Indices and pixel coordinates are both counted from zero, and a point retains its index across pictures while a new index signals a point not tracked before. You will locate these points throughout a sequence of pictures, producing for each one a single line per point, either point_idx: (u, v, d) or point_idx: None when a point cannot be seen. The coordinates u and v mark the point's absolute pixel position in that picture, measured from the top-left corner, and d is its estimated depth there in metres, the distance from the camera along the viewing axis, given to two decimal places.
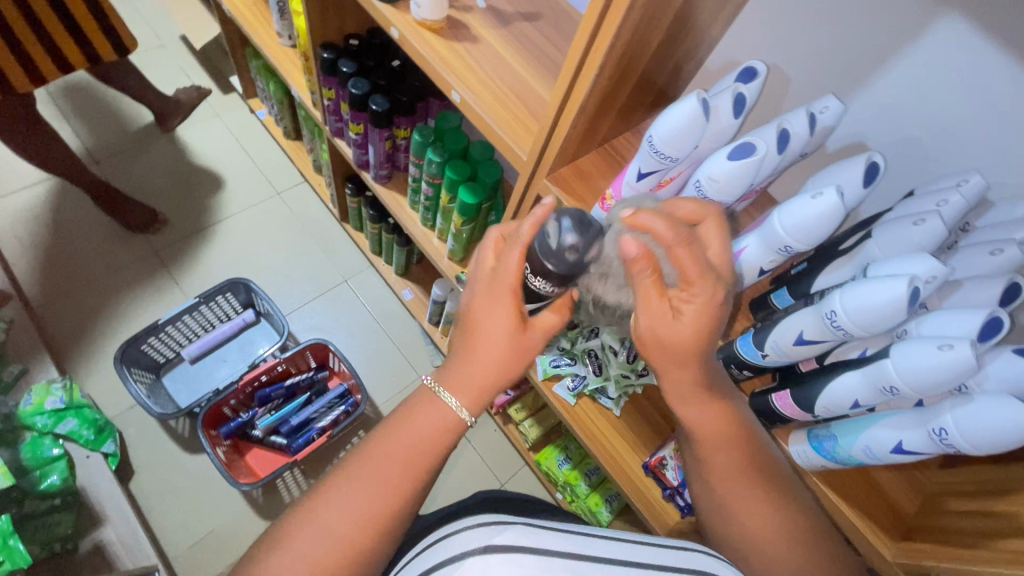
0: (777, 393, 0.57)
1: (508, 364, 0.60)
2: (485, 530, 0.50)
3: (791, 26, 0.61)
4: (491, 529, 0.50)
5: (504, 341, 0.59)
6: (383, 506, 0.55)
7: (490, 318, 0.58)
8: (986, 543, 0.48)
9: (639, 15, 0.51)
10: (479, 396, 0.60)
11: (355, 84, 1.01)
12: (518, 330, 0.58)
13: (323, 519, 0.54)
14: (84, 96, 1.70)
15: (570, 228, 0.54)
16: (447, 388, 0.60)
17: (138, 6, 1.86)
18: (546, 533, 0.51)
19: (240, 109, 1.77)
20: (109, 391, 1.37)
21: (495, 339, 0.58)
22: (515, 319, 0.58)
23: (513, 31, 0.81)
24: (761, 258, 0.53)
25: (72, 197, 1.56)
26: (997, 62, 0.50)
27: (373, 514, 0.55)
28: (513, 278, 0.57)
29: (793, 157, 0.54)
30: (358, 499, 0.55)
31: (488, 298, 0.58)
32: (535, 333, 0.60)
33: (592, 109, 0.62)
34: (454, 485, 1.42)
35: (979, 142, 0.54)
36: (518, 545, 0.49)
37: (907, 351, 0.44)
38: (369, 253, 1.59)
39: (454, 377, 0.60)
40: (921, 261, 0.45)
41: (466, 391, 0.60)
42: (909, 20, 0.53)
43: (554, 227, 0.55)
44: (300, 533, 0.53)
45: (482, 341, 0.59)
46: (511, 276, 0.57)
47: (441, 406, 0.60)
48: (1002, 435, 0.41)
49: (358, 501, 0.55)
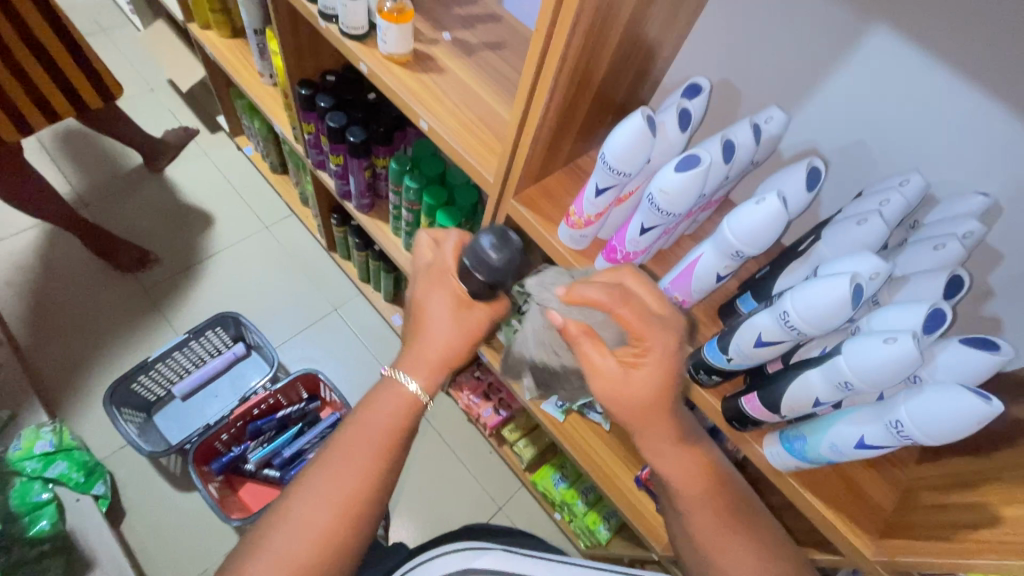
0: (745, 395, 0.57)
1: (455, 344, 0.65)
2: (463, 554, 0.51)
3: (734, 44, 0.64)
4: (468, 553, 0.51)
5: (444, 321, 0.64)
6: (345, 522, 0.56)
7: (432, 303, 0.64)
8: (954, 534, 0.49)
9: (585, 37, 0.54)
10: (434, 376, 0.65)
11: (332, 118, 1.05)
12: (461, 308, 0.64)
13: (284, 536, 0.54)
14: (75, 142, 1.74)
15: (491, 244, 0.56)
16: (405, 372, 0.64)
17: (127, 54, 1.92)
18: (521, 557, 0.52)
19: (227, 146, 1.81)
20: (99, 432, 1.36)
21: (438, 320, 0.64)
22: (452, 298, 0.64)
23: (479, 59, 0.84)
24: (716, 265, 0.55)
25: (61, 242, 1.58)
26: (927, 67, 0.53)
27: (338, 531, 0.55)
28: (451, 262, 0.65)
29: (742, 166, 0.56)
30: (318, 515, 0.55)
31: (426, 283, 0.65)
32: (474, 312, 0.64)
33: (551, 127, 0.64)
34: (450, 512, 1.41)
35: (918, 143, 0.57)
36: (495, 570, 0.50)
37: (858, 346, 0.45)
38: (357, 280, 1.61)
39: (408, 361, 0.64)
40: (864, 258, 0.46)
41: (417, 370, 0.64)
42: (842, 32, 0.56)
43: (483, 238, 0.56)
44: (265, 553, 0.53)
45: (432, 331, 0.64)
46: (449, 262, 0.65)
47: (399, 388, 0.63)
48: (953, 423, 0.42)
49: (318, 517, 0.55)
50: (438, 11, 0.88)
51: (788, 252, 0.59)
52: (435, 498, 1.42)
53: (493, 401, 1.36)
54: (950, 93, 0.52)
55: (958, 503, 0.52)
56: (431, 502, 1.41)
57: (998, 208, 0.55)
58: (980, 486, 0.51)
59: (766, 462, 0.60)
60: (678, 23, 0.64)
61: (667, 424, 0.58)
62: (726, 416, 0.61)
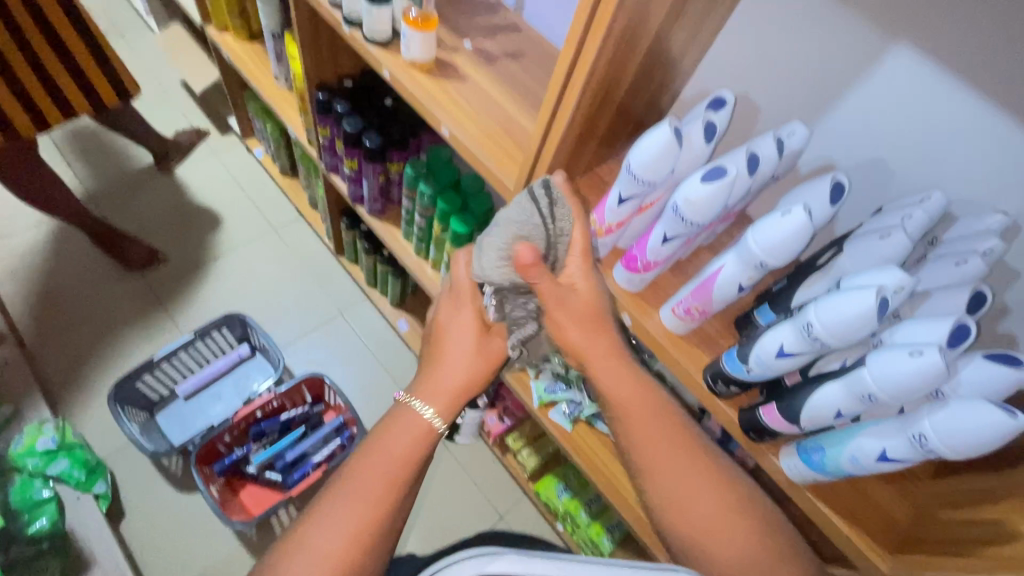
0: (764, 406, 0.57)
1: (473, 367, 0.70)
2: (480, 559, 0.52)
3: (756, 60, 0.65)
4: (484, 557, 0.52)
5: (462, 345, 0.69)
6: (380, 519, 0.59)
7: (453, 323, 0.70)
8: (973, 550, 0.49)
9: (614, 48, 0.55)
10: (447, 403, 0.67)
11: (349, 123, 1.06)
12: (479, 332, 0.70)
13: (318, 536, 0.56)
14: (87, 139, 1.74)
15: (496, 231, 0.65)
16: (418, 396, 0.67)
17: (142, 55, 1.94)
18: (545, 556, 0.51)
19: (238, 148, 1.82)
20: (101, 430, 1.35)
21: (458, 340, 0.70)
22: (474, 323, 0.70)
23: (498, 68, 0.86)
24: (737, 275, 0.55)
25: (70, 238, 1.58)
26: (948, 88, 0.54)
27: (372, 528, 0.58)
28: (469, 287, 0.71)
29: (765, 179, 0.57)
30: (354, 515, 0.58)
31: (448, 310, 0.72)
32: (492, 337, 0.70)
33: (574, 136, 0.65)
34: (451, 520, 1.40)
35: (939, 161, 0.58)
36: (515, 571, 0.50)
37: (882, 359, 0.46)
38: (363, 285, 1.61)
39: (425, 387, 0.68)
40: (889, 272, 0.47)
41: (434, 395, 0.67)
42: (865, 50, 0.57)
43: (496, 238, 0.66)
44: None
45: (446, 347, 0.70)
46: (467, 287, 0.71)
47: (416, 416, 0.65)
48: (979, 437, 0.43)
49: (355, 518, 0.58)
50: (460, 21, 0.90)
51: (808, 265, 0.59)
52: (437, 506, 1.41)
53: (497, 409, 1.35)
54: (973, 113, 0.53)
55: (976, 519, 0.52)
56: (433, 510, 1.40)
57: (1016, 228, 0.56)
58: (998, 502, 0.51)
59: (782, 473, 0.60)
60: (701, 37, 0.66)
61: (635, 387, 0.66)
62: (744, 427, 0.61)
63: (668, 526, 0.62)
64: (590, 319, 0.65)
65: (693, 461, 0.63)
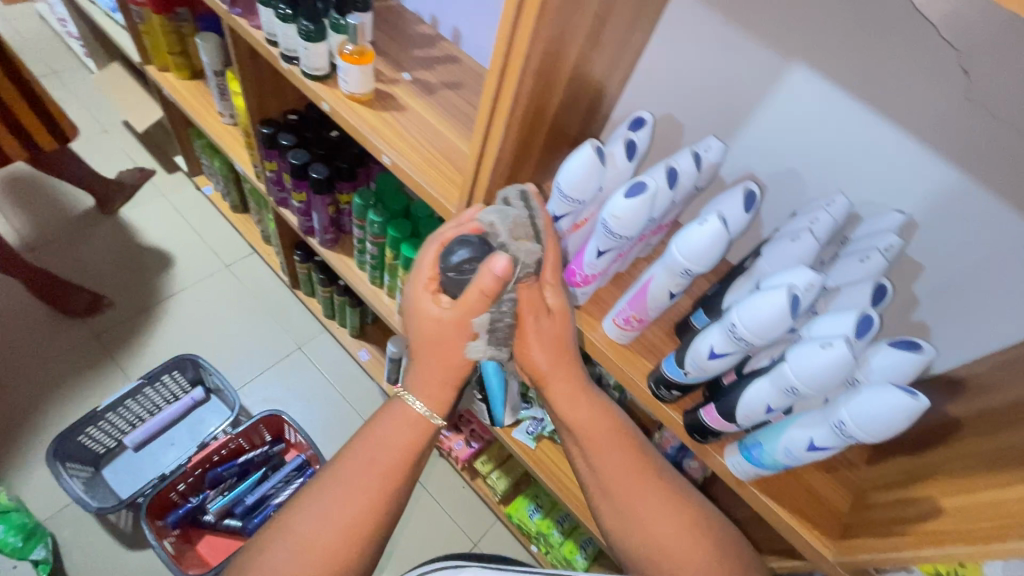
0: (705, 408, 0.59)
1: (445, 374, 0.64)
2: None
3: (675, 82, 0.70)
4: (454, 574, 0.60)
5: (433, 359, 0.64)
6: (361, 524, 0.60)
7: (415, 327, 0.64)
8: (903, 529, 0.52)
9: (536, 76, 0.58)
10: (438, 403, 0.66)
11: (296, 155, 1.06)
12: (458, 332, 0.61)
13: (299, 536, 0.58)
14: (23, 185, 1.68)
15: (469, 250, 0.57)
16: (415, 395, 0.65)
17: (80, 96, 1.89)
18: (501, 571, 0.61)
19: (185, 186, 1.78)
20: (42, 490, 1.27)
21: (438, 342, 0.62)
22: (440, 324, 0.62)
23: (438, 97, 0.88)
24: (667, 283, 0.58)
25: (5, 288, 1.50)
26: (843, 102, 0.59)
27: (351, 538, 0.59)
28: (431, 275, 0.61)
29: (686, 191, 0.60)
30: (335, 517, 0.59)
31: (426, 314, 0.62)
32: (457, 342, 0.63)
33: (509, 159, 0.67)
34: (423, 552, 1.36)
35: (841, 168, 0.63)
36: None
37: (799, 353, 0.49)
38: (322, 317, 1.58)
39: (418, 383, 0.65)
40: (799, 272, 0.50)
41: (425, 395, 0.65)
42: (768, 70, 0.62)
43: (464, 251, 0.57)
44: None
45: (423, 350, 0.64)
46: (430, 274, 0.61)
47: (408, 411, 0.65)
48: (890, 420, 0.46)
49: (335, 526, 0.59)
50: (398, 55, 0.93)
51: (736, 270, 0.63)
52: (408, 539, 1.37)
53: (464, 434, 1.33)
54: (865, 122, 0.58)
55: (904, 499, 0.55)
56: (404, 544, 1.37)
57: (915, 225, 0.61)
58: (923, 482, 0.55)
59: (728, 471, 0.62)
60: (623, 62, 0.70)
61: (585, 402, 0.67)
62: (688, 429, 0.62)
63: (615, 534, 0.65)
64: (552, 351, 0.64)
65: (653, 482, 0.65)
